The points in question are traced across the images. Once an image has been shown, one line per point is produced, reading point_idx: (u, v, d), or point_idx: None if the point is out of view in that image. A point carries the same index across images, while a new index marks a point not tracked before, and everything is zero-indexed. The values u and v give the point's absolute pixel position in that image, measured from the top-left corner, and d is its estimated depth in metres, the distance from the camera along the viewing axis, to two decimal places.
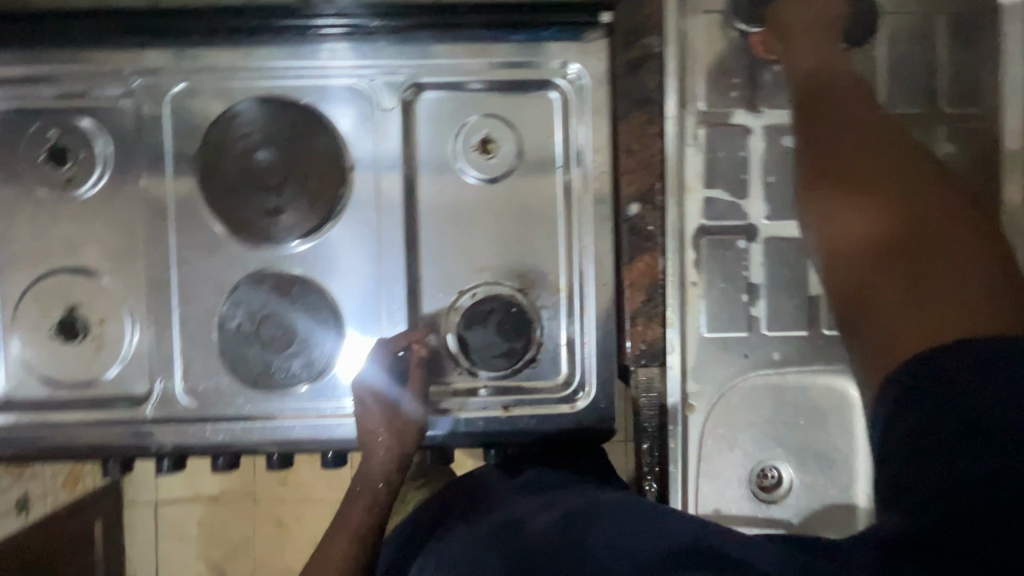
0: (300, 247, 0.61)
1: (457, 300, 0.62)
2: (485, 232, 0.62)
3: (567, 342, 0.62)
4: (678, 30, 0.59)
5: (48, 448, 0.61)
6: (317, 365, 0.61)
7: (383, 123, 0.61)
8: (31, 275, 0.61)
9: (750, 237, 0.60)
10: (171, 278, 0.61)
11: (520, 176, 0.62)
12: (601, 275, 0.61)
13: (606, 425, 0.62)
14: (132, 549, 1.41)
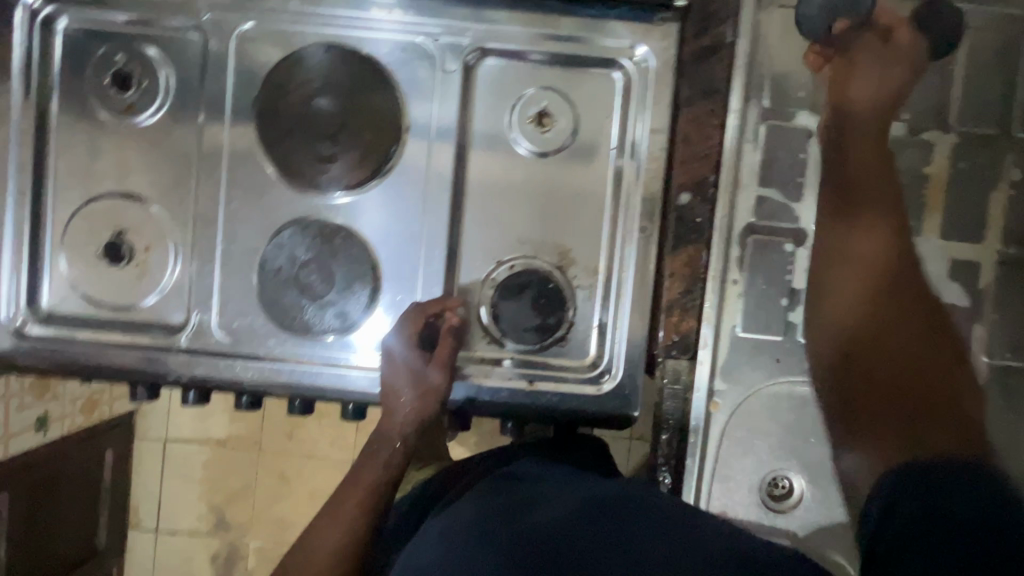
0: (347, 199, 0.61)
1: (494, 270, 0.62)
2: (532, 206, 0.62)
3: (599, 326, 0.61)
4: (752, 23, 0.58)
5: (83, 364, 0.62)
6: (351, 317, 0.62)
7: (444, 84, 0.61)
8: (84, 196, 0.62)
9: (799, 242, 0.59)
10: (217, 214, 0.61)
11: (572, 153, 0.61)
12: (642, 262, 0.60)
13: (628, 411, 0.62)
14: (141, 480, 1.45)
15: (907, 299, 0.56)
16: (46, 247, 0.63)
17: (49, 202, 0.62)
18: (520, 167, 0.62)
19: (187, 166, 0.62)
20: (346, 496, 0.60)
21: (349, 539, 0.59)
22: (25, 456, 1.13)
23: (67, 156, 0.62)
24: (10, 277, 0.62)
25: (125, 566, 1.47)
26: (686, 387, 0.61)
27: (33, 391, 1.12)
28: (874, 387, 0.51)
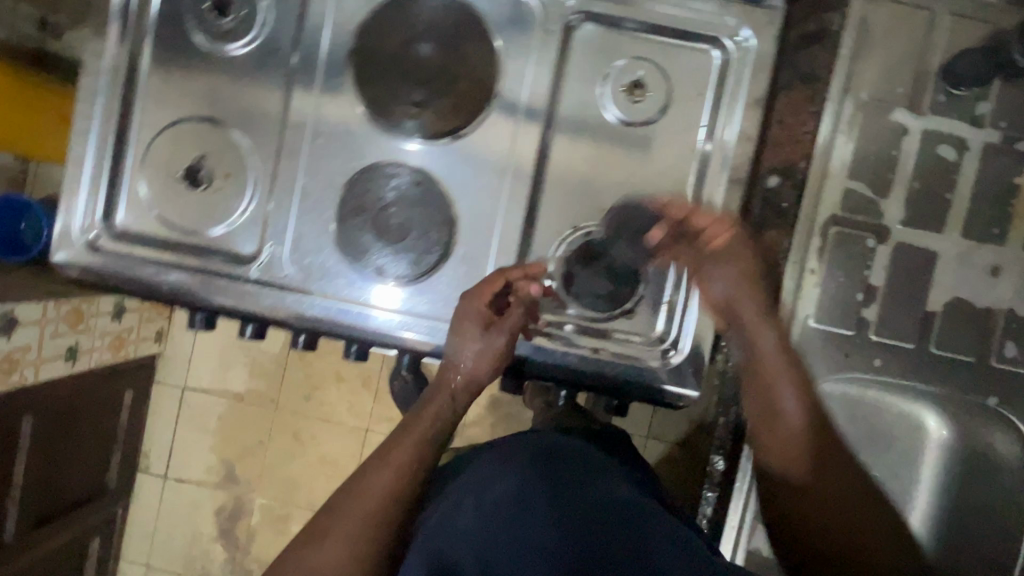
0: (434, 147, 0.61)
1: (570, 234, 0.62)
2: (616, 174, 0.61)
3: (669, 301, 0.61)
4: (860, 14, 0.58)
5: (154, 284, 0.62)
6: (424, 265, 0.62)
7: (544, 42, 0.60)
8: (170, 117, 0.62)
9: (881, 238, 0.59)
10: (302, 149, 0.61)
11: (662, 127, 0.61)
12: None
13: (690, 389, 0.61)
14: (156, 425, 1.46)
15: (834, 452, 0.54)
16: (125, 164, 0.62)
17: (134, 121, 0.62)
18: (607, 137, 0.61)
19: (275, 100, 0.62)
20: (397, 443, 0.55)
21: (399, 485, 0.52)
22: (53, 385, 1.13)
23: (156, 76, 0.62)
24: (85, 190, 0.62)
25: (130, 510, 1.47)
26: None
27: (68, 320, 1.11)
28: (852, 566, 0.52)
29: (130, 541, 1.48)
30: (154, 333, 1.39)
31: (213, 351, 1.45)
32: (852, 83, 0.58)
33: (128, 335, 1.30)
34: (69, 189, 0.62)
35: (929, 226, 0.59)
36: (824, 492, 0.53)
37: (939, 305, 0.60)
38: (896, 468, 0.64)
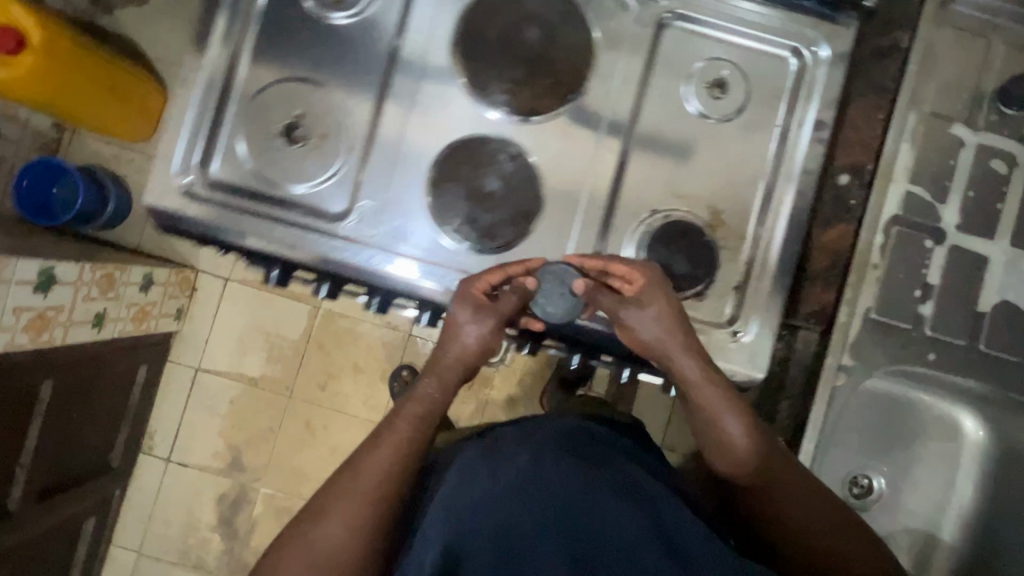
0: (527, 123, 0.64)
1: (650, 217, 0.65)
2: (694, 163, 0.66)
3: (739, 285, 0.65)
4: (927, 35, 0.64)
5: (243, 233, 0.63)
6: (509, 234, 0.63)
7: (637, 36, 0.64)
8: (273, 75, 0.64)
9: (937, 240, 0.64)
10: (401, 116, 0.64)
11: (739, 123, 0.65)
12: (792, 233, 0.64)
13: (757, 369, 0.64)
14: (165, 404, 1.43)
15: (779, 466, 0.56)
16: (225, 116, 0.64)
17: (237, 77, 0.64)
18: (688, 129, 0.66)
19: (377, 68, 0.65)
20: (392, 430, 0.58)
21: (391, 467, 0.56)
22: (77, 351, 1.10)
23: (262, 36, 0.64)
24: (184, 140, 0.63)
25: (127, 492, 1.42)
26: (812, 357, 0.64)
27: (99, 285, 1.10)
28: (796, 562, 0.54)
29: (124, 525, 1.43)
30: (173, 311, 1.37)
31: (230, 333, 1.44)
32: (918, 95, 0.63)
33: (152, 308, 1.28)
34: (167, 137, 0.63)
35: (981, 232, 0.64)
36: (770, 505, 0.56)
37: (988, 305, 0.64)
38: (911, 456, 0.74)
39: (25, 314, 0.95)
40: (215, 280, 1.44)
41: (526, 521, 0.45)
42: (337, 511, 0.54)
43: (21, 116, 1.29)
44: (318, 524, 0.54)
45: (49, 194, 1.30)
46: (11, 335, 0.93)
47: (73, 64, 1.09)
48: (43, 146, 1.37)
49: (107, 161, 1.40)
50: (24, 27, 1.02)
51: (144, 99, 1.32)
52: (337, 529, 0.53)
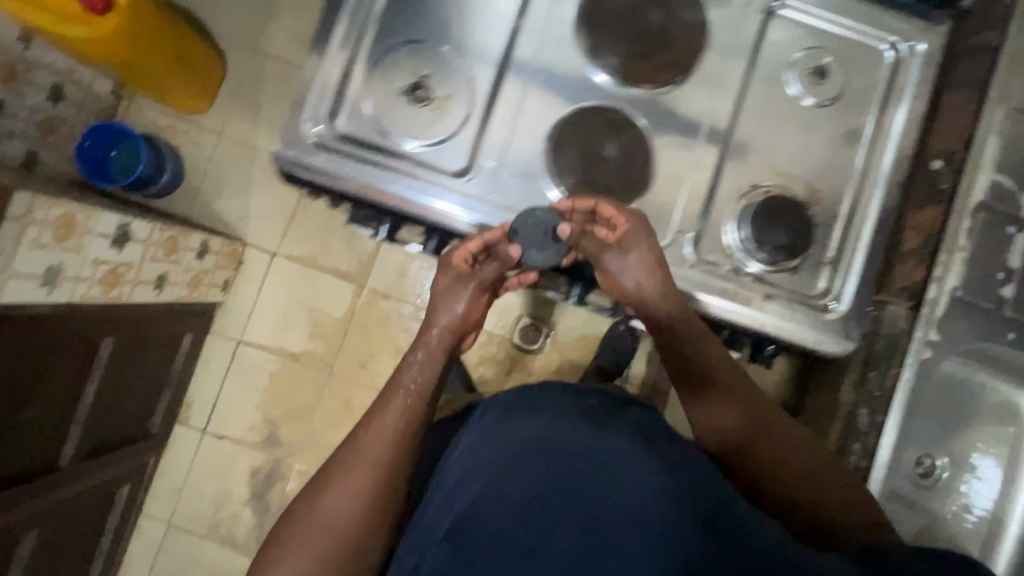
0: (640, 95, 0.68)
1: (752, 194, 0.69)
2: (792, 144, 0.69)
3: (832, 260, 0.69)
4: (1017, 36, 0.68)
5: (367, 187, 0.66)
6: (619, 198, 0.67)
7: (745, 22, 0.69)
8: (400, 36, 0.67)
9: (1020, 227, 0.68)
10: (522, 82, 0.68)
11: (836, 108, 0.70)
12: (882, 214, 0.68)
13: (848, 338, 0.68)
14: (204, 375, 1.43)
15: (736, 385, 0.78)
16: (353, 73, 0.67)
17: (366, 36, 0.67)
18: (789, 111, 0.70)
19: (499, 36, 0.68)
20: (388, 402, 0.78)
21: (384, 444, 0.75)
22: (137, 311, 1.11)
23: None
24: (314, 92, 0.66)
25: (161, 462, 1.41)
26: (901, 330, 0.70)
27: (164, 246, 1.10)
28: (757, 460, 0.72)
29: (155, 495, 1.42)
30: (221, 281, 1.38)
31: (274, 308, 1.45)
32: (1009, 91, 0.68)
33: (204, 276, 1.29)
34: (298, 89, 0.66)
35: None
36: (735, 418, 0.75)
37: None
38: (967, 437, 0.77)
39: (101, 268, 0.95)
40: (262, 254, 1.45)
41: (539, 483, 0.55)
42: (336, 485, 0.73)
43: (85, 80, 1.30)
44: (324, 497, 0.72)
45: (108, 155, 1.33)
46: (87, 286, 0.94)
47: (151, 30, 1.11)
48: (102, 111, 1.38)
49: (162, 130, 1.43)
50: None
51: (207, 72, 1.35)
52: (341, 499, 0.72)
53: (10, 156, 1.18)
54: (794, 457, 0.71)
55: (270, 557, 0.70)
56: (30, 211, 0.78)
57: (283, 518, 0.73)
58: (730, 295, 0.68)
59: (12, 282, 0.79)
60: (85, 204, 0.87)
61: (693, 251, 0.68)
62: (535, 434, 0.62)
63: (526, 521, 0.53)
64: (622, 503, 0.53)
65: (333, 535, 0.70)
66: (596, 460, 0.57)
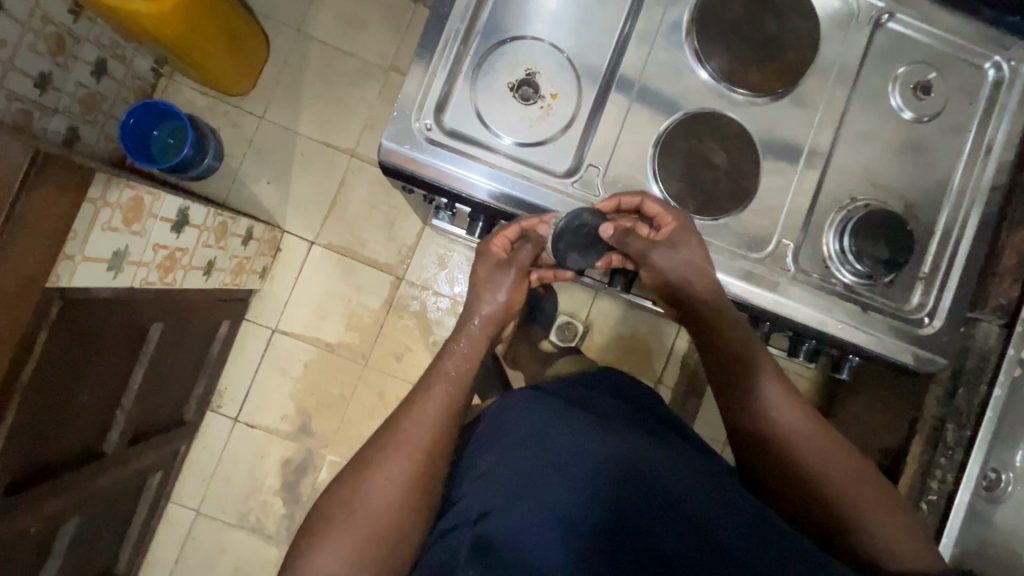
0: (744, 102, 0.73)
1: (852, 204, 0.74)
2: (889, 158, 0.75)
3: (926, 274, 0.75)
4: None
5: (469, 183, 0.70)
6: (724, 204, 0.72)
7: (856, 36, 0.74)
8: (511, 34, 0.71)
9: None
10: (631, 88, 0.72)
11: (937, 122, 0.75)
12: (980, 227, 0.75)
13: (937, 351, 0.74)
14: (236, 363, 1.41)
15: (766, 382, 0.75)
16: (463, 71, 0.70)
17: (478, 29, 0.71)
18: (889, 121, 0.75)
19: (610, 38, 0.72)
20: (430, 387, 0.74)
21: (428, 425, 0.71)
22: (186, 297, 1.09)
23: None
24: (425, 85, 0.69)
25: (190, 450, 1.39)
26: (990, 347, 0.81)
27: (216, 232, 1.08)
28: (782, 463, 0.73)
29: (183, 483, 1.39)
30: (260, 268, 1.36)
31: (311, 297, 1.43)
32: None
33: (247, 263, 1.26)
34: (410, 83, 0.69)
35: None
36: (764, 418, 0.74)
37: None
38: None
39: (160, 253, 0.93)
40: (300, 241, 1.43)
41: (561, 496, 0.60)
42: (377, 470, 0.68)
43: (128, 55, 1.26)
44: (366, 479, 0.68)
45: (151, 136, 1.31)
46: (147, 271, 0.92)
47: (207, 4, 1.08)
48: (141, 88, 1.35)
49: (201, 110, 1.40)
50: None
51: (251, 52, 1.32)
52: (382, 484, 0.67)
53: (52, 131, 1.14)
54: (825, 462, 0.71)
55: (308, 541, 0.65)
56: (104, 193, 0.75)
57: (320, 502, 0.68)
58: (810, 303, 0.73)
59: (85, 266, 0.76)
60: (153, 186, 0.85)
61: (795, 263, 0.74)
62: (547, 446, 0.66)
63: (549, 532, 0.57)
64: (650, 514, 0.59)
65: (376, 520, 0.65)
66: (623, 474, 0.62)
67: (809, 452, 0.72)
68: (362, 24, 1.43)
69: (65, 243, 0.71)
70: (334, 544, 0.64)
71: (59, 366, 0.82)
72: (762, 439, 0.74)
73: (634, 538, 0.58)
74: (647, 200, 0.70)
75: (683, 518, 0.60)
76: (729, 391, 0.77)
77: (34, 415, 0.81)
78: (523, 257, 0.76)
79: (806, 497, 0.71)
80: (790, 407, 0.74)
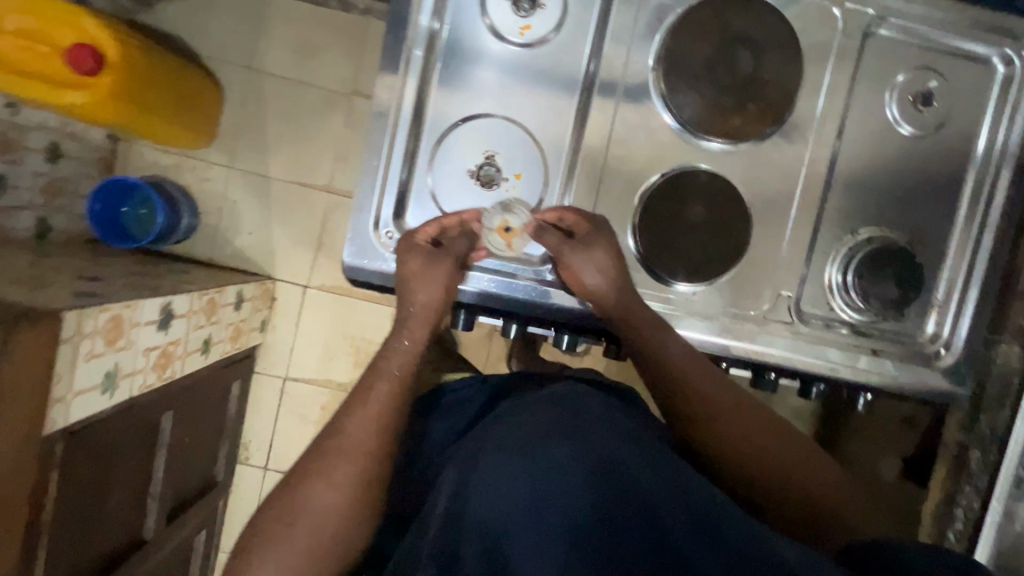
0: (717, 146, 0.79)
1: (856, 237, 0.81)
2: (874, 161, 0.81)
3: (937, 304, 0.83)
4: None
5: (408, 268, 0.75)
6: (714, 272, 0.79)
7: (831, 50, 0.78)
8: (467, 113, 0.78)
9: None
10: (604, 149, 0.79)
11: (938, 122, 0.80)
12: (965, 214, 0.82)
13: (947, 369, 0.83)
14: (254, 415, 1.43)
15: (692, 360, 0.77)
16: (421, 166, 0.79)
17: (433, 93, 0.78)
18: (869, 124, 0.80)
19: (572, 95, 0.79)
20: (371, 388, 0.71)
21: (370, 430, 0.69)
22: (190, 379, 1.09)
23: (461, 77, 0.78)
24: (380, 193, 0.78)
25: (225, 504, 1.43)
26: (1014, 369, 0.83)
27: (205, 311, 1.07)
28: (715, 442, 0.76)
29: (227, 533, 1.45)
30: (259, 323, 1.35)
31: (315, 340, 1.42)
32: None
33: (244, 325, 1.25)
34: (363, 193, 0.78)
35: None
36: (691, 398, 0.77)
37: None
38: None
39: (152, 354, 0.92)
40: (294, 287, 1.40)
41: (530, 484, 0.52)
42: (313, 482, 0.67)
43: (79, 130, 1.20)
44: (303, 489, 0.66)
45: (119, 213, 1.29)
46: (144, 376, 0.91)
47: (144, 76, 1.01)
48: (100, 159, 1.29)
49: (167, 170, 1.34)
50: (98, 39, 0.93)
51: (204, 108, 1.26)
52: (320, 492, 0.66)
53: (19, 228, 1.11)
54: (747, 440, 0.76)
55: (245, 556, 0.63)
56: (79, 326, 0.73)
57: (259, 514, 0.66)
58: (815, 349, 0.82)
59: (77, 400, 0.76)
60: (127, 301, 0.82)
61: (798, 312, 0.82)
62: (522, 427, 0.59)
63: (516, 520, 0.51)
64: (624, 504, 0.52)
65: (320, 529, 0.65)
66: (601, 459, 0.55)
67: (734, 433, 0.76)
68: (313, 48, 1.34)
69: (52, 389, 0.71)
70: (273, 558, 0.63)
71: (80, 488, 0.83)
72: (692, 417, 0.77)
73: (599, 535, 0.50)
74: (544, 211, 0.78)
75: (650, 517, 0.52)
76: (653, 376, 0.78)
77: (70, 535, 0.84)
78: (457, 243, 0.76)
79: (737, 477, 0.75)
80: (716, 387, 0.77)
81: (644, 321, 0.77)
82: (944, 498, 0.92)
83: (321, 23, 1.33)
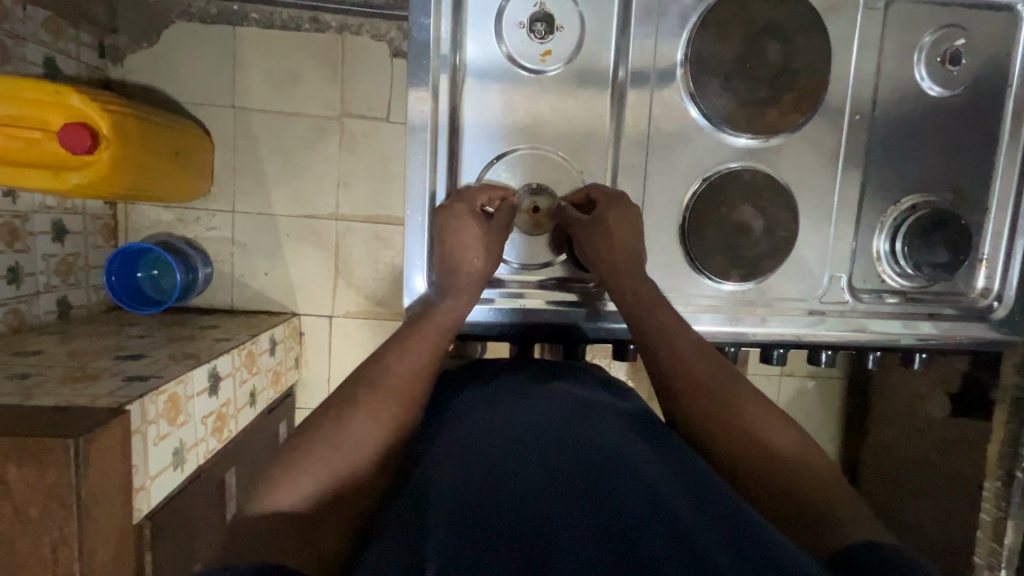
0: (746, 140, 0.83)
1: (900, 206, 0.86)
2: (894, 123, 0.84)
3: (984, 261, 0.88)
4: None
5: (458, 295, 0.77)
6: (766, 267, 0.83)
7: (849, 21, 0.81)
8: (500, 150, 0.81)
9: None
10: (641, 161, 0.82)
11: (966, 75, 0.83)
12: (989, 162, 0.86)
13: (998, 317, 0.89)
14: None
15: (691, 338, 0.77)
16: None
17: (462, 128, 0.80)
18: (889, 88, 0.83)
19: (599, 107, 0.81)
20: (421, 336, 0.74)
21: (419, 370, 0.72)
22: (244, 433, 1.10)
23: (490, 111, 0.80)
24: (426, 246, 0.82)
25: None
26: None
27: (246, 365, 1.07)
28: (709, 421, 0.72)
29: None
30: (293, 361, 1.36)
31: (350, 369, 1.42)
32: None
33: (281, 369, 1.26)
34: (411, 248, 0.82)
35: None
36: (689, 374, 0.75)
37: None
38: None
39: (209, 421, 0.93)
40: (322, 320, 1.40)
41: (538, 474, 0.56)
42: (359, 413, 0.67)
43: (78, 203, 1.18)
44: (348, 416, 0.66)
45: (136, 279, 1.29)
46: (205, 443, 0.93)
47: (140, 143, 1.00)
48: (104, 226, 1.27)
49: (172, 226, 1.32)
50: (89, 117, 0.91)
51: (195, 155, 1.22)
52: (364, 422, 0.66)
53: (44, 312, 1.11)
54: (747, 419, 0.72)
55: (279, 476, 0.62)
56: (143, 415, 0.74)
57: (300, 436, 0.66)
58: (867, 322, 0.88)
59: (153, 485, 0.78)
60: (178, 378, 0.83)
61: (849, 289, 0.87)
62: (533, 423, 0.64)
63: (505, 503, 0.52)
64: (609, 494, 0.54)
65: (358, 461, 0.65)
66: (593, 459, 0.58)
67: (730, 412, 0.72)
68: (306, 76, 1.30)
69: (133, 481, 0.72)
70: (310, 475, 0.62)
71: (170, 560, 0.86)
72: (693, 391, 0.74)
73: (585, 524, 0.51)
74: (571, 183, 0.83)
75: (638, 508, 0.53)
76: (647, 352, 0.78)
77: None
78: (504, 214, 0.79)
79: (729, 462, 0.71)
80: (714, 361, 0.76)
81: (643, 304, 0.79)
82: (1009, 440, 0.96)
83: (304, 51, 1.29)
